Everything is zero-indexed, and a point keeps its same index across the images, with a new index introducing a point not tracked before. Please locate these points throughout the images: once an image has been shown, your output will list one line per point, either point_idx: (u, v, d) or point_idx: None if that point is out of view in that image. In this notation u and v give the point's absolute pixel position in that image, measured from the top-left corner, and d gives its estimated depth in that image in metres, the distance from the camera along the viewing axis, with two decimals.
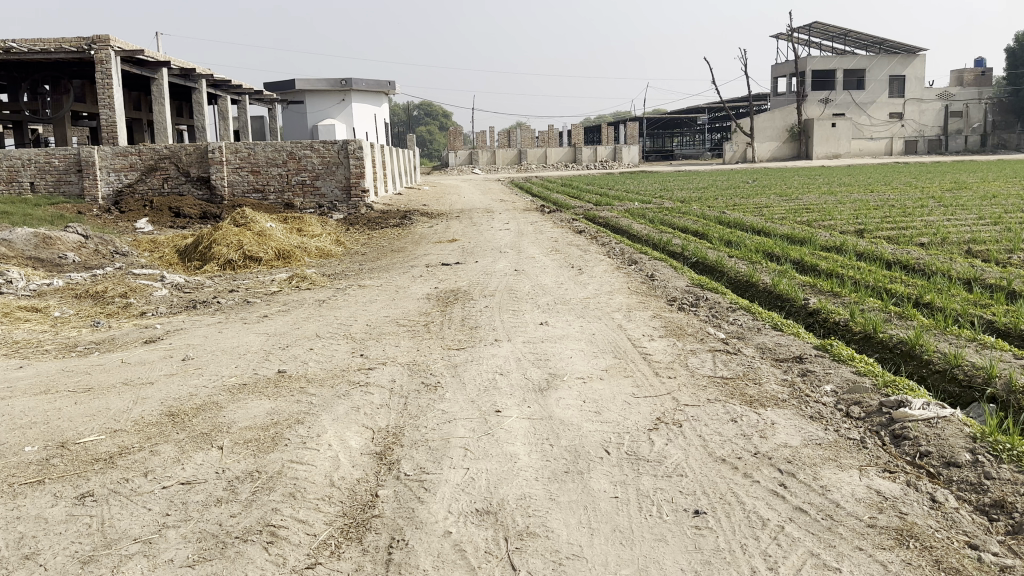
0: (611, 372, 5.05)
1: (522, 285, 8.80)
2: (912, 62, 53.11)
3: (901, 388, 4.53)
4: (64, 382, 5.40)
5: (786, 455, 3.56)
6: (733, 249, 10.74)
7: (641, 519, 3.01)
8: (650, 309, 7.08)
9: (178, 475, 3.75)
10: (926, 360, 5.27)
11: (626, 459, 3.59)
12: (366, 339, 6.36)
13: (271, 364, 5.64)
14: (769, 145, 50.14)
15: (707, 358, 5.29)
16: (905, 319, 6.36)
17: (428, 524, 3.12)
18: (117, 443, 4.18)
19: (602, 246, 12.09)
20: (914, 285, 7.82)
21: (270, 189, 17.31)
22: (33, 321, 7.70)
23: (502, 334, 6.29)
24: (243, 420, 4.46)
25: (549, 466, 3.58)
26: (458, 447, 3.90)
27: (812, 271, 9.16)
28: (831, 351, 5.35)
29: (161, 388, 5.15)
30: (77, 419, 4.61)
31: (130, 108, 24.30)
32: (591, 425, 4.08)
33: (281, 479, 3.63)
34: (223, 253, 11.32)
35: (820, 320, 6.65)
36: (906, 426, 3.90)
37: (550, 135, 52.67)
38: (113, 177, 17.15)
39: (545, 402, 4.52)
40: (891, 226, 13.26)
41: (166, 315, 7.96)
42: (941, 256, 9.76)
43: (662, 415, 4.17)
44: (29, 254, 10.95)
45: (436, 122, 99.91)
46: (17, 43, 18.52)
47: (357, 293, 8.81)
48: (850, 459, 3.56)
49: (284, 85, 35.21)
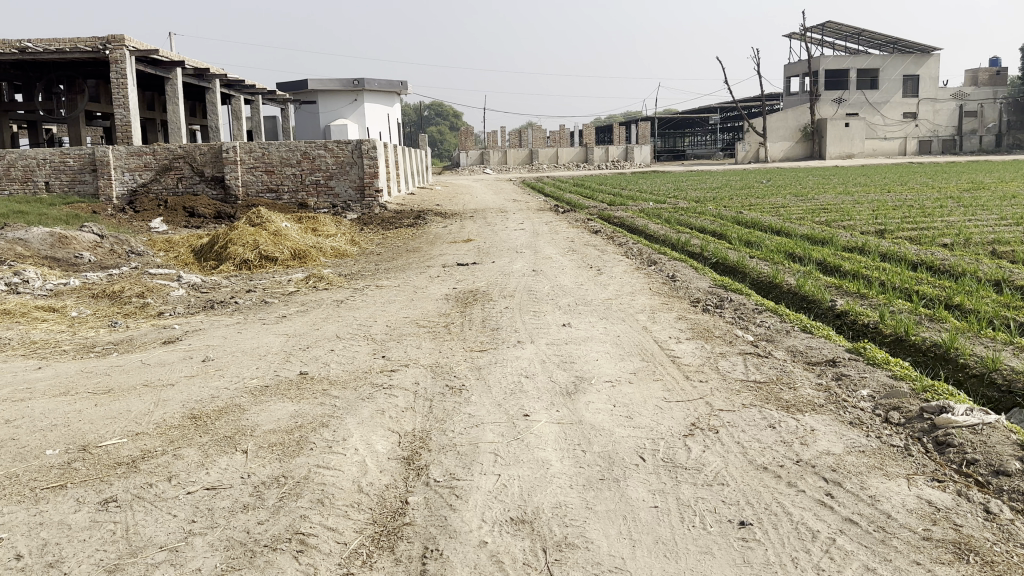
0: (639, 375, 4.94)
1: (541, 285, 8.70)
2: (927, 62, 52.68)
3: (940, 394, 4.39)
4: (83, 383, 5.34)
5: (830, 463, 3.44)
6: (753, 250, 10.61)
7: (685, 530, 2.91)
8: (675, 311, 6.96)
9: (203, 480, 3.67)
10: (962, 363, 5.14)
11: (662, 466, 3.49)
12: (387, 341, 6.27)
13: (292, 365, 5.56)
14: (782, 145, 49.86)
15: (737, 362, 5.18)
16: (937, 321, 6.23)
17: (462, 534, 3.02)
18: (140, 447, 4.11)
19: (620, 246, 12.01)
20: (942, 286, 7.67)
21: (284, 189, 17.27)
22: (50, 321, 7.66)
23: (525, 335, 6.19)
24: (267, 423, 4.38)
25: (583, 473, 3.47)
26: (488, 452, 3.80)
27: (836, 273, 9.03)
28: (864, 354, 5.23)
29: (182, 390, 5.07)
30: (97, 421, 4.53)
31: (144, 108, 24.33)
32: (623, 431, 3.97)
33: (308, 485, 3.54)
34: (239, 253, 11.27)
35: (849, 321, 6.53)
36: (949, 432, 3.77)
37: (562, 135, 52.57)
38: (127, 176, 17.16)
39: (574, 406, 4.42)
40: (912, 226, 13.08)
41: (183, 315, 7.90)
42: (967, 257, 9.60)
43: (696, 420, 4.06)
44: (44, 254, 10.93)
45: (446, 122, 100.04)
46: (32, 43, 18.55)
47: (374, 294, 8.72)
48: (896, 468, 3.44)
49: (296, 86, 35.24)
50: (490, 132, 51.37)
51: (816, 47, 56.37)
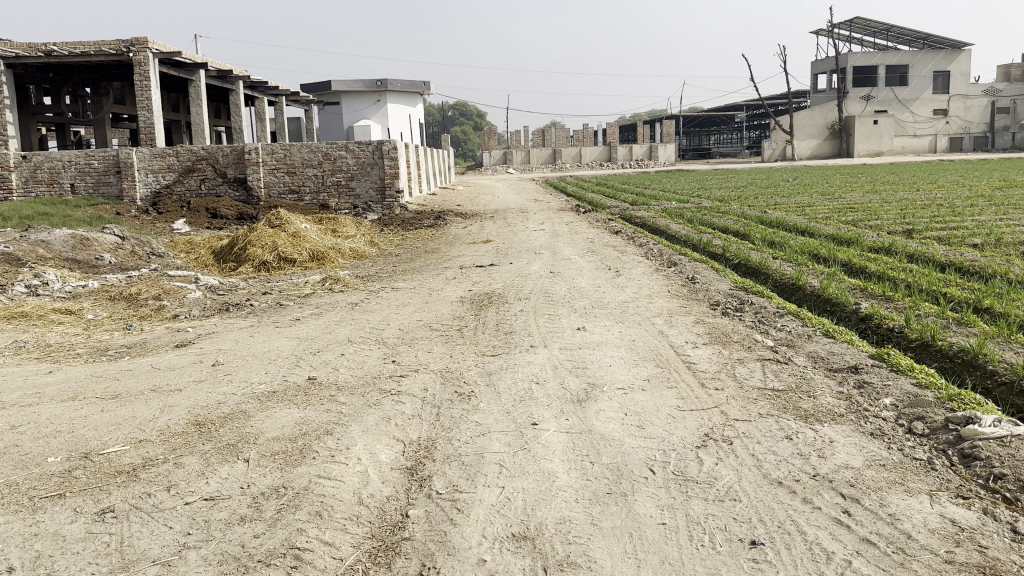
0: (653, 383, 4.79)
1: (559, 287, 8.57)
2: (958, 58, 51.72)
3: (968, 403, 4.20)
4: (92, 388, 5.31)
5: (848, 478, 3.29)
6: (777, 251, 10.39)
7: (693, 550, 2.77)
8: (693, 314, 6.81)
9: (202, 490, 3.60)
10: (991, 371, 4.95)
11: (673, 480, 3.35)
12: (399, 345, 6.19)
13: (301, 370, 5.49)
14: (809, 143, 49.16)
15: (756, 368, 5.02)
16: (964, 326, 6.00)
17: (462, 550, 2.92)
18: (142, 455, 4.05)
19: (640, 247, 11.80)
20: (971, 288, 7.43)
21: (305, 190, 17.29)
22: (67, 324, 7.67)
23: (539, 340, 6.08)
24: (271, 430, 4.30)
25: (590, 487, 3.35)
26: (493, 463, 3.69)
27: (861, 274, 8.80)
28: (889, 360, 5.06)
29: (189, 395, 5.02)
30: (102, 428, 4.49)
31: (168, 110, 24.52)
32: (634, 441, 3.84)
33: (307, 497, 3.45)
34: (258, 255, 11.27)
35: (873, 325, 6.34)
36: (976, 444, 3.59)
37: (585, 134, 52.31)
38: (151, 178, 17.27)
39: (585, 414, 4.29)
40: (941, 226, 12.74)
41: (198, 318, 7.86)
42: (998, 257, 9.33)
43: (710, 430, 3.92)
44: (66, 255, 11.00)
45: (469, 122, 100.19)
46: (58, 46, 18.76)
47: (389, 296, 8.64)
48: (919, 483, 3.27)
49: (319, 87, 35.36)
50: (513, 132, 51.28)
51: (844, 43, 55.52)
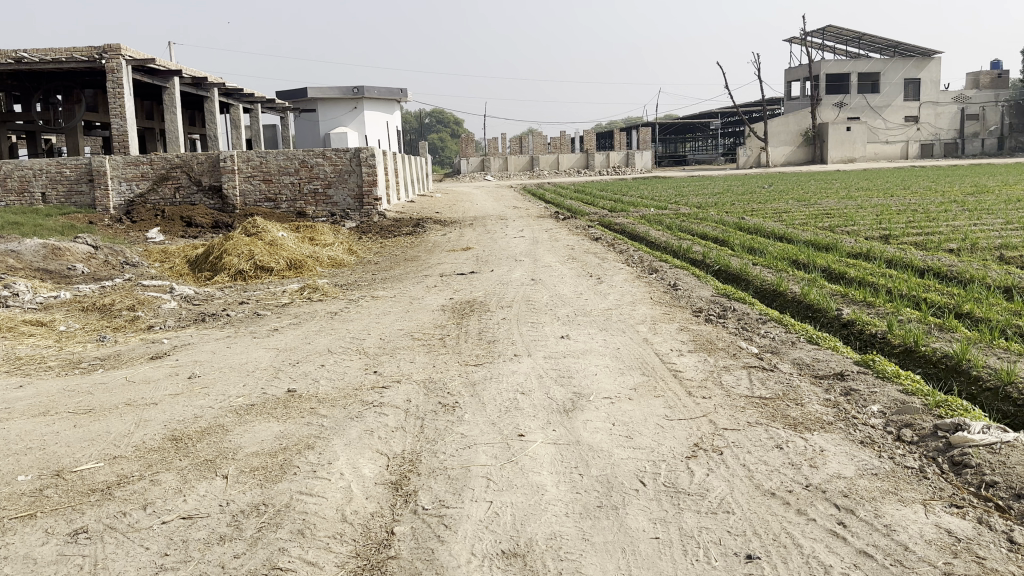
0: (640, 392, 4.73)
1: (540, 295, 8.51)
2: (928, 65, 52.48)
3: (955, 410, 4.18)
4: (64, 402, 5.15)
5: (841, 488, 3.25)
6: (757, 257, 10.41)
7: (687, 565, 2.71)
8: (676, 321, 6.77)
9: (179, 509, 3.48)
10: (975, 377, 4.95)
11: (664, 492, 3.29)
12: (380, 354, 6.09)
13: (281, 382, 5.36)
14: (783, 149, 49.58)
15: (742, 376, 4.97)
16: (947, 331, 6.02)
17: (450, 569, 2.83)
18: (116, 472, 3.92)
19: (620, 254, 11.77)
20: (950, 293, 7.47)
21: (282, 198, 17.11)
22: (38, 336, 7.48)
23: (522, 348, 6.01)
24: (249, 445, 4.19)
25: (580, 500, 3.28)
26: (480, 476, 3.61)
27: (841, 280, 8.84)
28: (874, 367, 5.03)
29: (165, 409, 4.89)
30: (74, 444, 4.35)
31: (141, 117, 24.20)
32: (623, 452, 3.77)
33: (289, 514, 3.34)
34: (234, 263, 11.11)
35: (856, 331, 6.34)
36: (966, 452, 3.57)
37: (563, 141, 52.47)
38: (124, 186, 17.01)
39: (572, 424, 4.22)
40: (917, 231, 12.85)
41: (173, 329, 7.70)
42: (974, 262, 9.40)
43: (699, 440, 3.86)
44: (37, 266, 10.76)
45: (447, 129, 100.53)
46: (28, 53, 18.43)
47: (369, 305, 8.52)
48: (912, 493, 3.24)
49: (295, 94, 35.12)
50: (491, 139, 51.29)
51: (817, 51, 56.17)
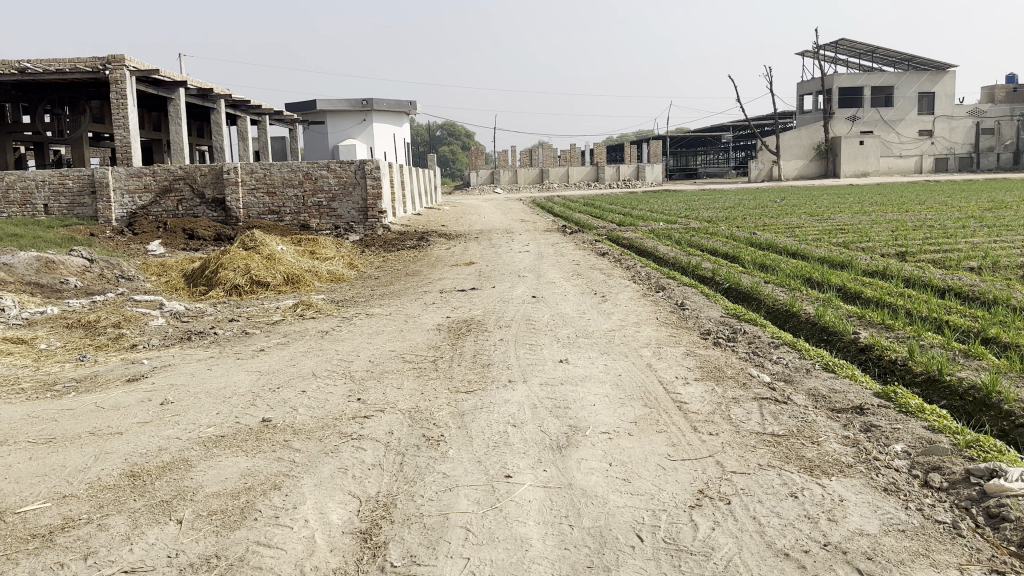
0: (641, 426, 4.34)
1: (541, 314, 8.15)
2: (942, 80, 52.42)
3: (988, 452, 3.76)
4: (26, 431, 4.81)
5: (864, 549, 2.87)
6: (768, 274, 10.00)
7: None
8: (683, 345, 6.37)
9: (123, 560, 3.12)
10: (1006, 411, 4.53)
11: (663, 550, 2.91)
12: (366, 379, 5.73)
13: (257, 411, 5.00)
14: (795, 163, 48.81)
15: (753, 409, 4.58)
16: (973, 358, 5.59)
17: None
18: (62, 514, 3.57)
19: (627, 270, 11.38)
20: (974, 316, 7.04)
21: (285, 210, 16.85)
22: (17, 354, 7.17)
23: (518, 374, 5.64)
24: (212, 483, 3.83)
25: (568, 559, 2.90)
26: (459, 527, 3.23)
27: (857, 300, 8.41)
28: (896, 400, 4.62)
29: (129, 440, 4.54)
30: (25, 479, 4.01)
31: (148, 129, 24.05)
32: (619, 498, 3.40)
33: (241, 571, 2.98)
34: (230, 278, 10.80)
35: (874, 357, 5.95)
36: (1004, 502, 3.16)
37: (573, 153, 52.20)
38: (126, 198, 16.78)
39: (564, 464, 3.84)
40: (934, 248, 12.41)
41: (157, 348, 7.37)
42: (998, 282, 8.97)
43: (705, 485, 3.48)
44: (29, 279, 10.48)
45: (459, 143, 100.98)
46: (32, 63, 18.25)
47: (363, 323, 8.17)
48: (945, 555, 2.84)
49: (305, 106, 35.00)
50: (501, 151, 51.21)
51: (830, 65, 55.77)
